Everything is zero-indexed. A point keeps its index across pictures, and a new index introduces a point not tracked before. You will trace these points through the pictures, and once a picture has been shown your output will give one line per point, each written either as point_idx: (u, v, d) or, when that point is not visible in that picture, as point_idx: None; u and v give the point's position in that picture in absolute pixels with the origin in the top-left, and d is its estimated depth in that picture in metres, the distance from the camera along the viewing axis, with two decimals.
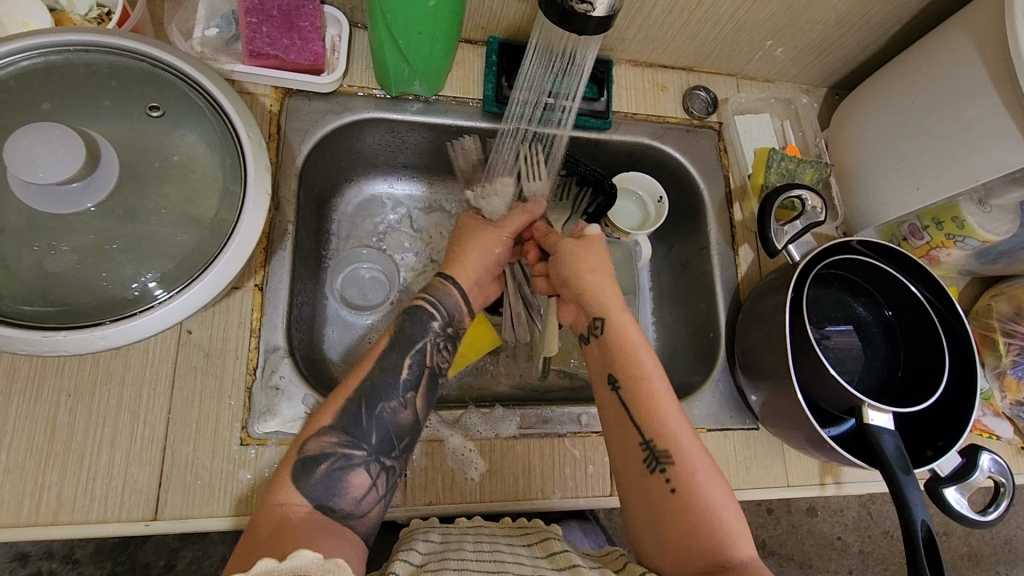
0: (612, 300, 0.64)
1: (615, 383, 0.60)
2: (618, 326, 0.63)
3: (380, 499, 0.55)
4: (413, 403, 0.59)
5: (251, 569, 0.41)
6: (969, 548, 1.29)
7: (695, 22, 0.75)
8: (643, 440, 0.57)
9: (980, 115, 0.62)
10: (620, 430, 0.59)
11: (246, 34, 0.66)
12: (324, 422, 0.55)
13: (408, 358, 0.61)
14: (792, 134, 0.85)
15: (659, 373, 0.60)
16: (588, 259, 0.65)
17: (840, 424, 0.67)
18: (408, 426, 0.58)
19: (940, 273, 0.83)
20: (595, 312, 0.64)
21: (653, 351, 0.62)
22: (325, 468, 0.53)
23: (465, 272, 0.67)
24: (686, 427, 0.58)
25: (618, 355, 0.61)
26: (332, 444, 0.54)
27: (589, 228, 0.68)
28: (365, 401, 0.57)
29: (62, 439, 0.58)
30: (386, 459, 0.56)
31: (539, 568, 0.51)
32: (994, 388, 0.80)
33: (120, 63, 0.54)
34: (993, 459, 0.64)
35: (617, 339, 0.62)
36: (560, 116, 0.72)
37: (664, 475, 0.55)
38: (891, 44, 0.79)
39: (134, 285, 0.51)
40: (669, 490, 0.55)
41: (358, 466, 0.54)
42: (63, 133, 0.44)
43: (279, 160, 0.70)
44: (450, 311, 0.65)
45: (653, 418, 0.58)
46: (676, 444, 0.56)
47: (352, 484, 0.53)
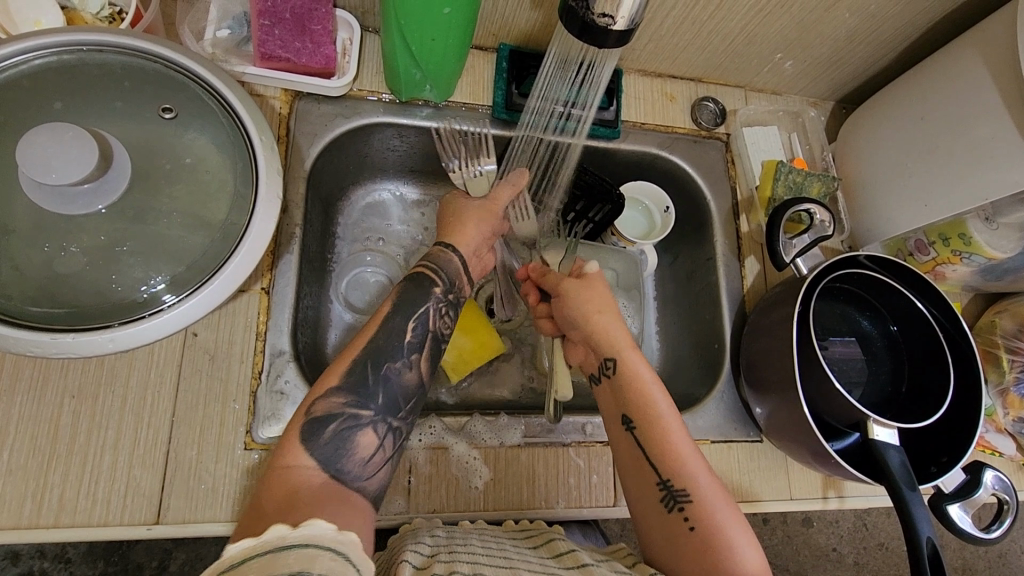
0: (619, 337, 0.64)
1: (629, 424, 0.60)
2: (627, 364, 0.63)
3: (388, 460, 0.54)
4: (416, 364, 0.59)
5: (260, 536, 0.38)
6: (963, 561, 1.29)
7: (706, 33, 0.75)
8: (660, 479, 0.57)
9: (992, 133, 0.62)
10: (635, 471, 0.59)
11: (259, 36, 0.66)
12: (331, 385, 0.54)
13: (412, 323, 0.61)
14: (799, 147, 0.85)
15: (671, 410, 0.60)
16: (595, 299, 0.65)
17: (842, 439, 0.67)
18: (413, 388, 0.58)
19: (944, 288, 0.83)
20: (605, 352, 0.64)
21: (662, 387, 0.62)
22: (334, 428, 0.52)
23: (464, 238, 0.68)
24: (699, 462, 0.58)
25: (628, 396, 0.61)
26: (340, 404, 0.53)
27: (591, 265, 0.68)
28: (370, 361, 0.57)
29: (64, 440, 0.58)
30: (393, 420, 0.56)
31: (547, 566, 0.50)
32: (997, 404, 0.79)
33: (133, 63, 0.53)
34: (996, 476, 0.64)
35: (625, 378, 0.62)
36: (575, 125, 0.72)
37: (682, 512, 0.55)
38: (899, 60, 0.80)
39: (143, 289, 0.50)
40: (688, 527, 0.54)
41: (366, 426, 0.53)
42: (77, 133, 0.44)
43: (287, 163, 0.69)
44: (450, 277, 0.66)
45: (664, 456, 0.58)
46: (690, 479, 0.56)
47: (361, 444, 0.52)
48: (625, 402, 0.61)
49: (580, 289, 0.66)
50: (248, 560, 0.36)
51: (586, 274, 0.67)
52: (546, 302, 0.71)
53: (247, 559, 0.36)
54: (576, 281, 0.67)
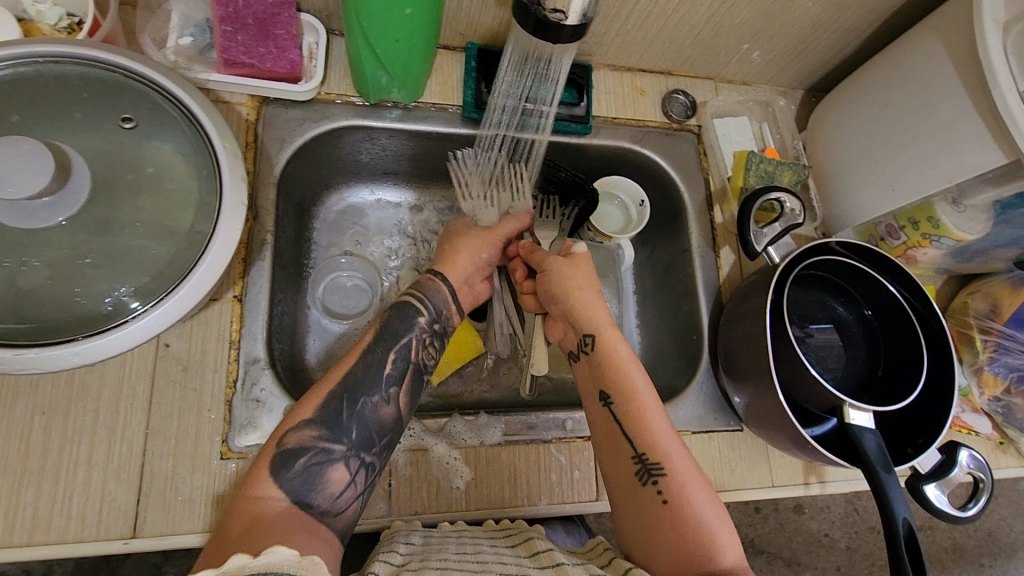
0: (600, 316, 0.64)
1: (606, 399, 0.61)
2: (607, 341, 0.63)
3: (359, 496, 0.54)
4: (394, 399, 0.59)
5: (222, 566, 0.40)
6: (953, 540, 1.31)
7: (671, 26, 0.76)
8: (635, 453, 0.58)
9: (951, 117, 0.63)
10: (611, 444, 0.59)
11: (221, 42, 0.65)
12: (303, 417, 0.54)
13: (392, 354, 0.61)
14: (770, 136, 0.86)
15: (648, 385, 0.61)
16: (577, 277, 0.65)
17: (822, 424, 0.67)
18: (390, 422, 0.58)
19: (917, 272, 0.84)
20: (585, 328, 0.64)
21: (641, 364, 0.62)
22: (304, 462, 0.52)
23: (454, 269, 0.68)
24: (675, 437, 0.58)
25: (610, 369, 0.62)
26: (312, 437, 0.53)
27: (579, 245, 0.68)
28: (346, 396, 0.56)
29: (37, 458, 0.57)
30: (366, 456, 0.55)
31: (522, 567, 0.50)
32: (972, 384, 0.81)
33: (92, 73, 0.53)
34: (971, 455, 0.65)
35: (605, 355, 0.62)
36: (538, 121, 0.72)
37: (655, 486, 0.56)
38: (864, 47, 0.80)
39: (107, 300, 0.50)
40: (661, 501, 0.55)
41: (338, 461, 0.53)
42: (33, 146, 0.43)
43: (256, 169, 0.69)
44: (438, 307, 0.66)
45: (640, 430, 0.58)
46: (666, 453, 0.57)
47: (332, 479, 0.52)
48: (605, 376, 0.62)
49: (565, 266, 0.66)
50: None
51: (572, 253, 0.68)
52: (531, 279, 0.70)
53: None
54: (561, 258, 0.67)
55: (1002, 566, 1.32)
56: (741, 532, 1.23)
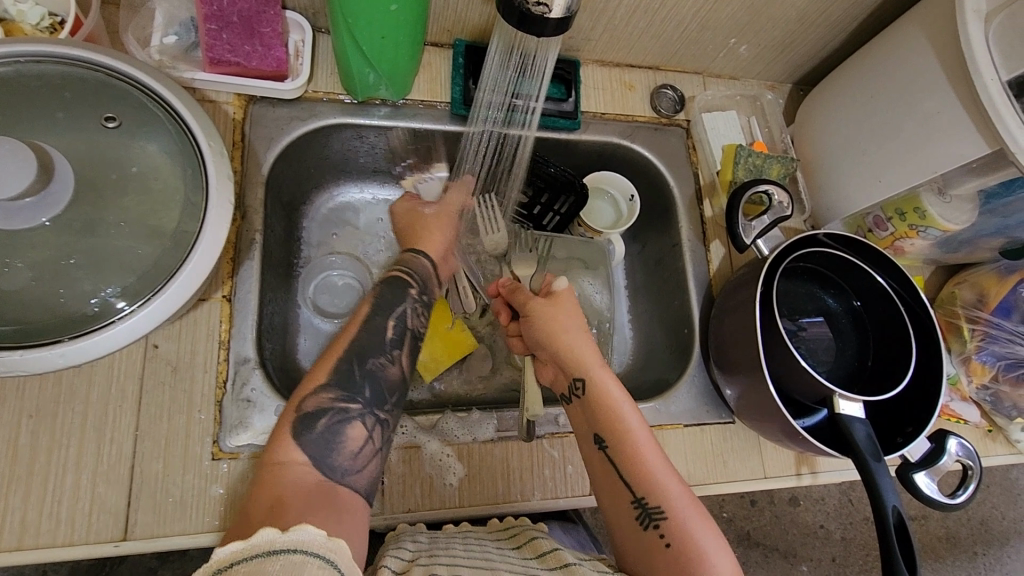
0: (588, 356, 0.64)
1: (601, 443, 0.61)
2: (596, 383, 0.63)
3: (377, 452, 0.54)
4: (399, 360, 0.60)
5: (247, 539, 0.37)
6: (946, 530, 1.32)
7: (658, 21, 0.76)
8: (634, 497, 0.58)
9: (935, 107, 0.63)
10: (609, 489, 0.59)
11: (206, 40, 0.65)
12: (318, 381, 0.55)
13: (390, 320, 0.62)
14: (758, 130, 0.86)
15: (642, 425, 0.61)
16: (562, 319, 0.65)
17: (812, 415, 0.68)
18: (398, 382, 0.59)
19: (905, 263, 0.85)
20: (574, 372, 0.64)
21: (633, 404, 0.62)
22: (324, 423, 0.53)
23: (430, 246, 0.71)
24: (673, 476, 0.59)
25: (601, 412, 0.62)
26: (330, 399, 0.54)
27: (558, 282, 0.68)
28: (355, 358, 0.58)
29: (25, 461, 0.56)
30: (380, 412, 0.56)
31: (529, 568, 0.50)
32: (960, 373, 0.82)
33: (74, 73, 0.53)
34: (960, 444, 0.66)
35: (595, 397, 0.62)
36: (524, 117, 0.72)
37: (657, 530, 0.56)
38: (850, 40, 0.81)
39: (93, 301, 0.50)
40: (664, 544, 0.55)
41: (355, 419, 0.54)
42: (12, 146, 0.43)
43: (243, 169, 0.68)
44: (423, 279, 0.68)
45: (637, 472, 0.58)
46: (664, 495, 0.57)
47: (350, 437, 0.53)
48: (597, 420, 0.62)
49: (547, 309, 0.66)
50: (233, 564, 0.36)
51: (554, 292, 0.68)
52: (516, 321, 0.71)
53: (234, 562, 0.36)
54: (545, 300, 0.67)
55: (995, 554, 1.33)
56: (736, 526, 1.24)
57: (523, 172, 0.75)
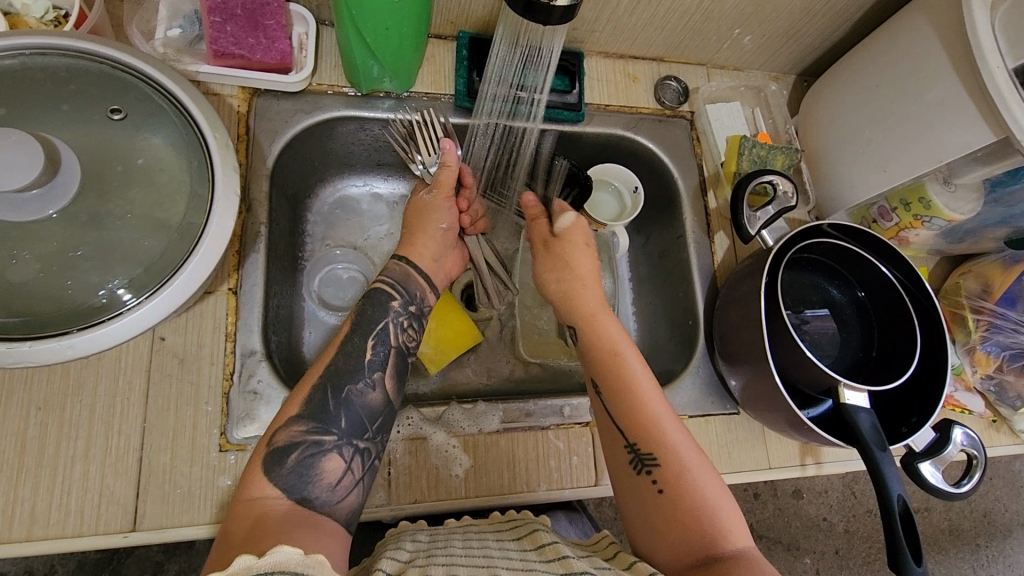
0: (586, 303, 0.66)
1: (596, 387, 0.62)
2: (594, 327, 0.65)
3: (358, 482, 0.53)
4: (381, 383, 0.58)
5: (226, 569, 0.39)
6: (949, 522, 1.32)
7: (662, 12, 0.75)
8: (628, 443, 0.58)
9: (940, 97, 0.63)
10: (606, 437, 0.60)
11: (210, 33, 0.65)
12: (290, 413, 0.53)
13: (372, 340, 0.59)
14: (762, 122, 0.86)
15: (640, 368, 0.62)
16: (557, 266, 0.68)
17: (817, 406, 0.68)
18: (378, 406, 0.57)
19: (910, 254, 0.85)
20: (570, 321, 0.66)
21: (634, 347, 0.64)
22: (296, 458, 0.51)
23: (419, 250, 0.67)
24: (670, 420, 0.59)
25: (598, 359, 0.63)
26: (302, 432, 0.52)
27: (562, 219, 0.69)
28: (330, 386, 0.56)
29: (34, 454, 0.57)
30: (359, 442, 0.55)
31: (529, 561, 0.50)
32: (964, 363, 0.81)
33: (79, 65, 0.53)
34: (965, 433, 0.66)
35: (593, 340, 0.64)
36: (529, 109, 0.72)
37: (649, 475, 0.56)
38: (855, 30, 0.81)
39: (101, 292, 0.50)
40: (656, 489, 0.55)
41: (330, 451, 0.53)
42: (20, 138, 0.43)
43: (248, 162, 0.69)
44: (412, 290, 0.64)
45: (630, 417, 0.59)
46: (658, 440, 0.57)
47: (327, 469, 0.52)
48: (594, 366, 0.63)
49: (549, 257, 0.69)
50: None
51: (559, 230, 0.69)
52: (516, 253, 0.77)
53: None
54: (550, 243, 0.69)
55: (998, 546, 1.33)
56: None
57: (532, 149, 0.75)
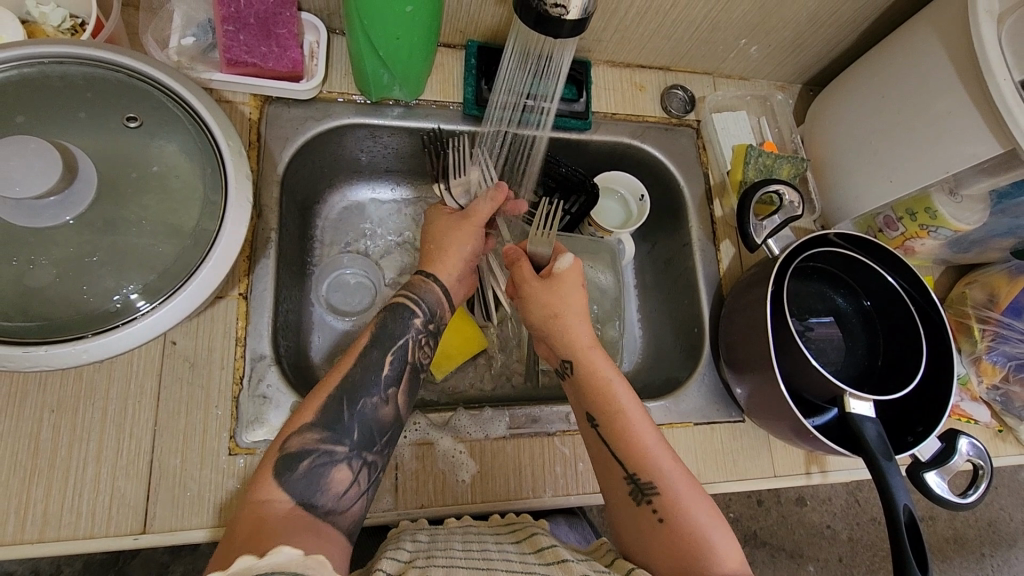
0: (579, 338, 0.63)
1: (593, 420, 0.61)
2: (586, 362, 0.63)
3: (362, 494, 0.53)
4: (393, 398, 0.58)
5: (228, 569, 0.39)
6: (954, 531, 1.32)
7: (669, 22, 0.76)
8: (627, 474, 0.58)
9: (948, 108, 0.63)
10: (603, 465, 0.60)
11: (223, 42, 0.65)
12: (303, 420, 0.54)
13: (390, 354, 0.60)
14: (768, 131, 0.86)
15: (634, 402, 0.61)
16: (552, 302, 0.63)
17: (822, 415, 0.69)
18: (390, 421, 0.57)
19: (916, 263, 0.85)
20: (564, 354, 0.64)
21: (626, 382, 0.63)
22: (307, 464, 0.51)
23: (447, 268, 0.66)
24: (664, 452, 0.59)
25: (592, 391, 0.62)
26: (314, 441, 0.53)
27: (561, 261, 0.64)
28: (346, 397, 0.56)
29: (47, 456, 0.57)
30: (368, 455, 0.55)
31: (527, 564, 0.51)
32: (970, 373, 0.81)
33: (95, 73, 0.54)
34: (971, 443, 0.66)
35: (586, 376, 0.62)
36: (539, 117, 0.73)
37: (650, 505, 0.56)
38: (860, 41, 0.81)
39: (115, 298, 0.51)
40: (657, 519, 0.56)
41: (340, 462, 0.53)
42: (38, 146, 0.44)
43: (260, 168, 0.69)
44: (431, 306, 0.65)
45: (629, 449, 0.59)
46: (657, 471, 0.57)
47: (335, 480, 0.52)
48: (589, 398, 0.62)
49: (539, 292, 0.63)
50: None
51: (556, 272, 0.64)
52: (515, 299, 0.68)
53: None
54: (541, 282, 0.64)
55: (1002, 556, 1.33)
56: (743, 525, 1.24)
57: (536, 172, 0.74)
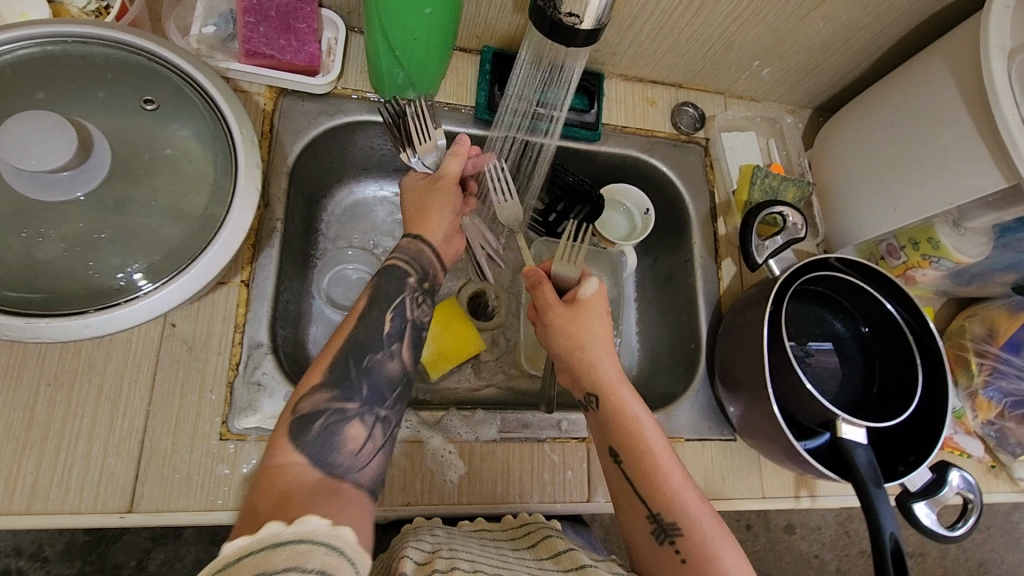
0: (607, 375, 0.63)
1: (617, 458, 0.61)
2: (615, 399, 0.62)
3: (379, 451, 0.53)
4: (399, 354, 0.59)
5: (256, 533, 0.39)
6: (944, 569, 1.30)
7: (684, 40, 0.77)
8: (650, 512, 0.58)
9: (955, 139, 0.64)
10: (625, 502, 0.60)
11: (243, 33, 0.67)
12: (314, 381, 0.53)
13: (389, 314, 0.59)
14: (776, 153, 0.87)
15: (660, 440, 0.61)
16: (580, 333, 0.63)
17: (815, 439, 0.68)
18: (398, 377, 0.58)
19: (916, 293, 0.85)
20: (591, 390, 0.63)
21: (653, 419, 0.62)
22: (321, 424, 0.51)
23: (433, 228, 0.66)
24: (689, 491, 0.58)
25: (618, 428, 0.61)
26: (326, 400, 0.52)
27: (587, 287, 0.63)
28: (352, 355, 0.56)
29: (40, 429, 0.58)
30: (379, 410, 0.55)
31: (545, 567, 0.51)
32: (965, 407, 0.81)
33: (117, 55, 0.55)
34: (962, 476, 0.66)
35: (614, 413, 0.62)
36: (547, 125, 0.73)
37: (673, 545, 0.56)
38: (872, 70, 0.82)
39: (119, 276, 0.51)
40: (679, 559, 0.55)
41: (353, 418, 0.53)
42: (57, 121, 0.45)
43: (270, 159, 0.70)
44: (424, 265, 0.64)
45: (653, 489, 0.58)
46: (680, 512, 0.57)
47: (350, 436, 0.52)
48: (614, 435, 0.61)
49: (566, 322, 0.63)
50: (242, 557, 0.37)
51: (580, 299, 0.63)
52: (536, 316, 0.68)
53: (239, 557, 0.37)
54: (566, 309, 0.63)
55: None
56: None
57: (546, 171, 0.76)
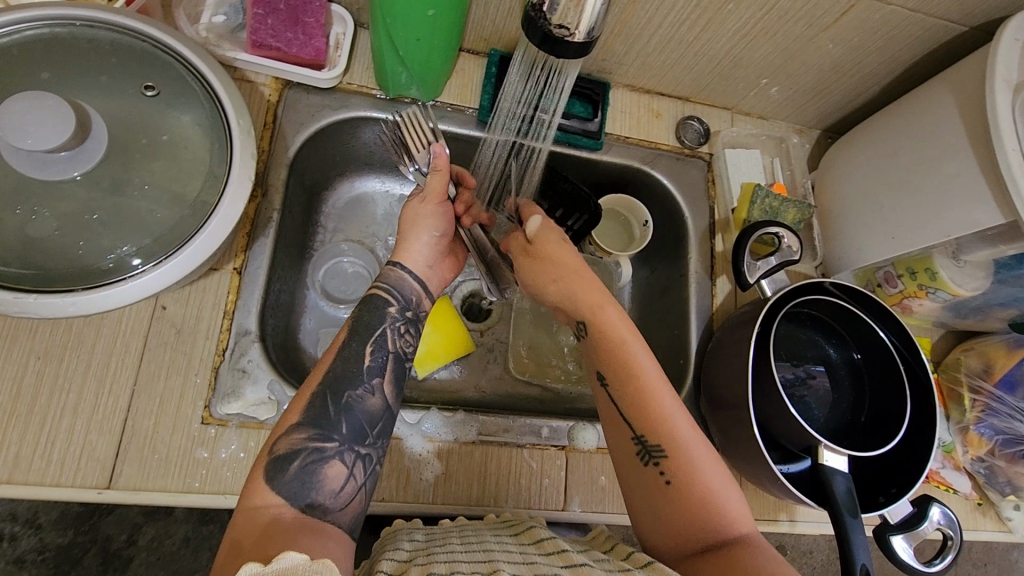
0: (589, 296, 0.63)
1: (603, 381, 0.61)
2: (599, 320, 0.62)
3: (360, 489, 0.53)
4: (380, 389, 0.59)
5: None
6: None
7: (691, 54, 0.77)
8: (635, 435, 0.57)
9: (956, 171, 0.63)
10: (612, 427, 0.60)
11: (252, 24, 0.68)
12: (291, 421, 0.54)
13: (368, 346, 0.60)
14: (780, 172, 0.86)
15: (651, 361, 0.60)
16: (544, 268, 0.65)
17: (797, 464, 0.67)
18: (378, 412, 0.58)
19: (913, 323, 0.84)
20: (578, 316, 0.64)
21: (643, 342, 0.62)
22: (297, 465, 0.51)
23: (410, 254, 0.66)
24: (680, 413, 0.58)
25: (606, 351, 0.61)
26: (302, 440, 0.53)
27: (531, 224, 0.67)
28: (330, 392, 0.56)
29: (27, 401, 0.59)
30: (360, 448, 0.55)
31: (528, 554, 0.51)
32: (956, 442, 0.80)
33: (122, 40, 0.56)
34: (943, 512, 0.66)
35: (601, 334, 0.62)
36: (541, 129, 0.73)
37: (657, 466, 0.56)
38: (881, 95, 0.81)
39: (109, 256, 0.52)
40: (664, 480, 0.55)
41: (332, 457, 0.53)
42: (54, 103, 0.46)
43: (271, 150, 0.71)
44: (405, 294, 0.65)
45: (637, 411, 0.58)
46: (664, 434, 0.56)
47: (329, 476, 0.52)
48: (603, 357, 0.61)
49: (531, 264, 0.66)
50: None
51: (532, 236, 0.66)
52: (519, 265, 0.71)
53: None
54: (528, 250, 0.66)
55: None
56: None
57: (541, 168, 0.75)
